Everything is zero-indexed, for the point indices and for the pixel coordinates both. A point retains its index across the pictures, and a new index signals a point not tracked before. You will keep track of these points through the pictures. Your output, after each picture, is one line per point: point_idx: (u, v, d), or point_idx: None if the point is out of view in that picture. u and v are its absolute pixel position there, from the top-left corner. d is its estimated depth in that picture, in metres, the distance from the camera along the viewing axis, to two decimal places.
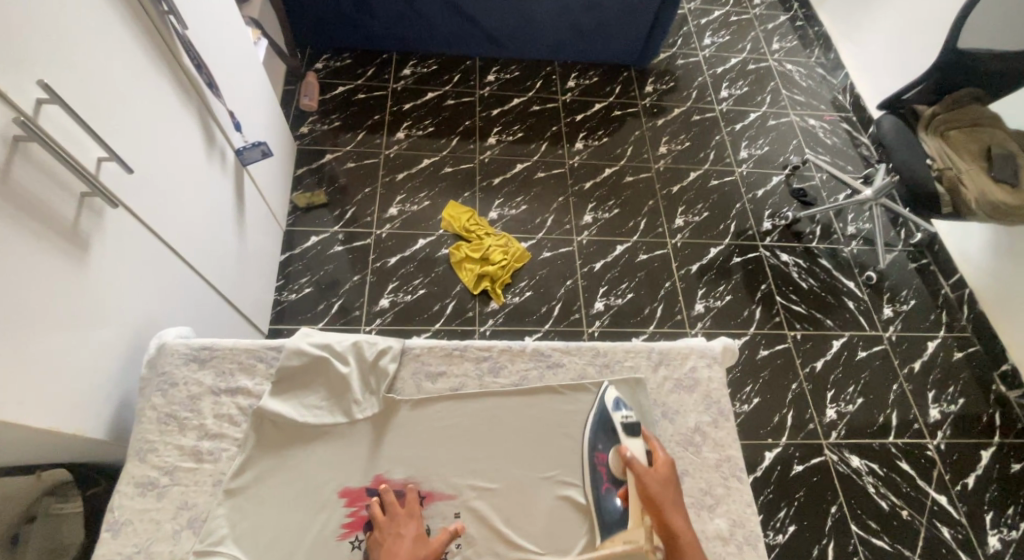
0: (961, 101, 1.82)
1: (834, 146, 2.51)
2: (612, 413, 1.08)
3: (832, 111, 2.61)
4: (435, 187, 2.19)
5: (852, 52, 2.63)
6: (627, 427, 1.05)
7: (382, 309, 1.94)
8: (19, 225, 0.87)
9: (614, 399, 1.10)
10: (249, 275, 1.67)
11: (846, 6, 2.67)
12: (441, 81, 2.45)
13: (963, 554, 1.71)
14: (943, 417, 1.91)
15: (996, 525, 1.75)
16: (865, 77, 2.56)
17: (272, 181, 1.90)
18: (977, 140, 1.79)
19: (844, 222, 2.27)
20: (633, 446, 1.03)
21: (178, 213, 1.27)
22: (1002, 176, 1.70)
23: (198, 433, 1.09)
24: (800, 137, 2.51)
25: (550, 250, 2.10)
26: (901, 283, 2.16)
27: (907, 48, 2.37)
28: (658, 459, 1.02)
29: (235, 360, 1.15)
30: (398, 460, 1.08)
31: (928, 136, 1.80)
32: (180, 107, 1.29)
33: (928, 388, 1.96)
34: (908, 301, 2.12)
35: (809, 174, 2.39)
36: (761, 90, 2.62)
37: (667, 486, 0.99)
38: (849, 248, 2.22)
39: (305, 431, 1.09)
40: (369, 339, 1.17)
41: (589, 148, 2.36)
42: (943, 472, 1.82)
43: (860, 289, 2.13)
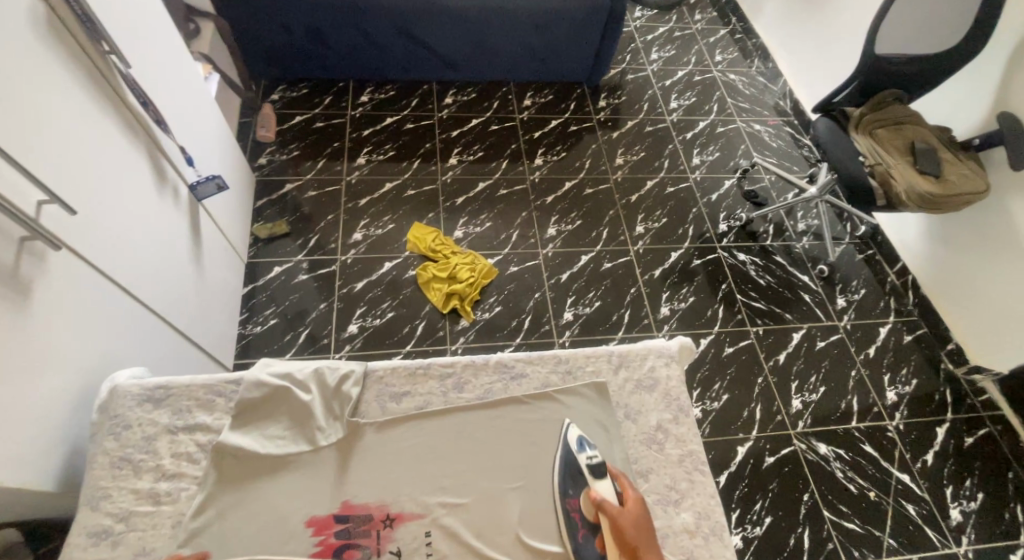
0: (884, 101, 1.91)
1: (780, 148, 2.60)
2: (576, 453, 1.10)
3: (776, 116, 2.71)
4: (398, 210, 2.20)
5: (789, 61, 2.76)
6: (594, 467, 1.08)
7: (351, 335, 1.92)
8: None
9: (577, 437, 1.12)
10: (210, 309, 1.66)
11: (779, 18, 2.79)
12: (399, 106, 2.47)
13: (929, 529, 1.75)
14: (899, 399, 1.97)
15: (956, 497, 1.80)
16: (802, 84, 2.68)
17: (230, 214, 1.89)
18: (902, 137, 1.87)
19: (794, 220, 2.34)
20: (603, 487, 1.06)
21: (128, 252, 1.25)
22: (927, 169, 1.79)
23: (154, 475, 1.07)
24: (747, 141, 2.59)
25: (517, 265, 2.12)
26: (851, 274, 2.23)
27: (832, 54, 2.48)
28: (628, 496, 1.06)
29: (192, 397, 1.14)
30: (364, 484, 1.07)
31: (858, 135, 1.88)
32: (127, 145, 1.29)
33: (884, 371, 2.03)
34: (860, 290, 2.20)
35: (758, 176, 2.48)
36: (707, 99, 2.71)
37: (640, 525, 1.03)
38: (801, 244, 2.28)
39: (268, 462, 1.08)
40: (331, 365, 1.17)
41: (548, 163, 2.40)
42: (904, 451, 1.87)
43: (814, 282, 2.20)
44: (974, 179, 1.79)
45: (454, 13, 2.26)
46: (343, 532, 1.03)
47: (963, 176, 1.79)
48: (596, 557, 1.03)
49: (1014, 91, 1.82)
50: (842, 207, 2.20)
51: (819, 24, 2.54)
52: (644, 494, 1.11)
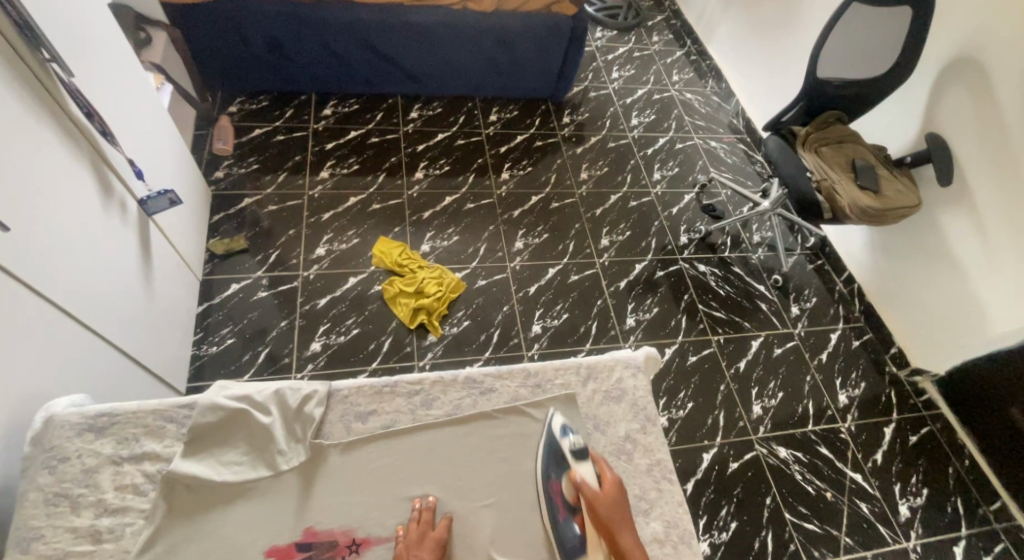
0: (827, 122, 1.98)
1: (735, 164, 2.66)
2: (560, 439, 1.08)
3: (730, 133, 2.77)
4: (363, 224, 2.15)
5: (739, 80, 2.83)
6: (576, 452, 1.05)
7: (313, 353, 1.86)
8: None
9: (561, 425, 1.10)
10: (160, 329, 1.57)
11: (729, 40, 2.87)
12: (363, 119, 2.43)
13: (882, 527, 1.78)
14: (850, 401, 2.01)
15: (902, 493, 1.84)
16: (752, 102, 2.76)
17: (183, 229, 1.81)
18: (843, 154, 1.93)
19: (749, 232, 2.38)
20: (584, 470, 1.04)
21: (68, 270, 1.17)
22: (867, 184, 1.84)
23: (95, 510, 0.99)
24: (704, 157, 2.63)
25: (484, 278, 2.09)
26: (803, 284, 2.28)
27: (781, 74, 2.56)
28: (607, 479, 1.03)
29: (139, 424, 1.07)
30: (329, 511, 1.02)
31: (805, 151, 1.93)
32: (67, 157, 1.21)
33: (836, 375, 2.07)
34: (812, 298, 2.25)
35: (716, 191, 2.52)
36: (666, 117, 2.75)
37: (617, 506, 1.01)
38: (756, 255, 2.32)
39: (222, 491, 1.01)
40: (292, 386, 1.11)
41: (514, 178, 2.39)
42: (856, 451, 1.91)
43: (770, 292, 2.24)
44: (908, 194, 1.85)
45: (417, 27, 2.24)
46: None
47: (899, 190, 1.86)
48: (576, 535, 1.02)
49: (942, 107, 1.90)
50: (794, 219, 2.25)
51: (768, 45, 2.62)
52: None
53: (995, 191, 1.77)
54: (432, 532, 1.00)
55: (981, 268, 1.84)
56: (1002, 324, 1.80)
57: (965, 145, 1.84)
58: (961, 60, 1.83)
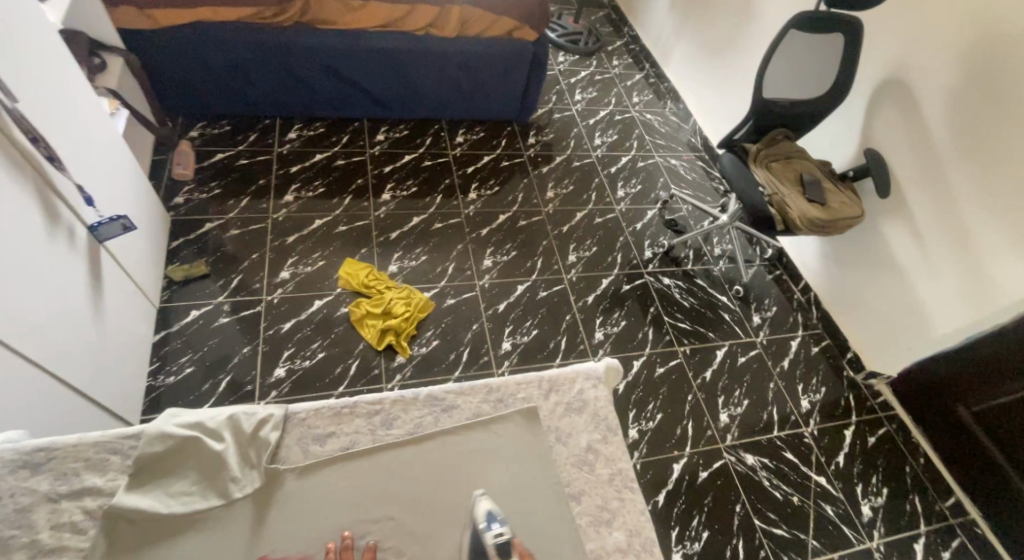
0: (774, 139, 2.04)
1: (695, 180, 2.71)
2: (486, 531, 0.96)
3: (689, 151, 2.83)
4: (329, 246, 2.13)
5: (695, 100, 2.91)
6: (500, 549, 0.93)
7: (277, 379, 1.82)
8: None
9: (487, 514, 0.98)
10: (112, 359, 1.52)
11: (684, 62, 2.95)
12: (329, 142, 2.43)
13: (848, 528, 1.79)
14: (813, 406, 2.04)
15: (865, 494, 1.86)
16: (709, 123, 2.82)
17: (139, 256, 1.77)
18: (791, 169, 1.98)
19: (711, 245, 2.42)
20: None
21: (6, 302, 1.13)
22: (814, 197, 1.90)
23: (28, 551, 0.94)
24: (665, 174, 2.68)
25: (453, 297, 2.08)
26: (764, 293, 2.32)
27: (732, 92, 2.64)
28: None
29: (79, 458, 1.01)
30: (282, 539, 0.99)
31: (757, 167, 1.98)
32: (13, 184, 1.19)
33: (798, 381, 2.09)
34: (772, 307, 2.28)
35: (677, 206, 2.56)
36: (628, 137, 2.80)
37: None
38: (718, 267, 2.36)
39: (167, 523, 0.97)
40: (247, 411, 1.08)
41: (482, 198, 2.40)
42: (820, 455, 1.93)
43: (732, 302, 2.27)
44: (854, 206, 1.91)
45: (379, 52, 2.25)
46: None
47: (844, 203, 1.91)
48: None
49: (878, 122, 1.97)
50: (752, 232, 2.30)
51: (720, 68, 2.69)
52: (577, 517, 1.08)
53: (929, 199, 1.85)
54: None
55: (922, 274, 1.90)
56: (941, 326, 1.87)
57: (900, 156, 1.92)
58: (894, 73, 1.90)
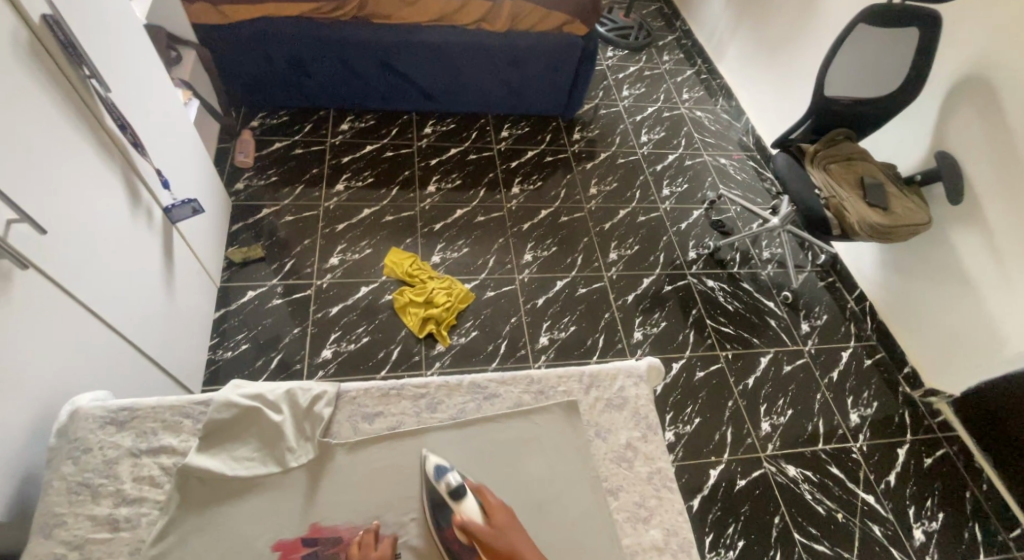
0: (835, 139, 2.02)
1: (744, 181, 2.69)
2: (439, 481, 1.02)
3: (740, 151, 2.80)
4: (376, 235, 2.21)
5: (749, 99, 2.88)
6: (452, 491, 1.00)
7: (324, 360, 1.91)
8: None
9: (436, 467, 1.04)
10: (179, 332, 1.63)
11: (739, 60, 2.93)
12: (379, 134, 2.51)
13: (895, 550, 1.77)
14: (863, 421, 2.02)
15: (918, 517, 1.84)
16: (763, 122, 2.79)
17: (205, 237, 1.88)
18: (852, 172, 1.96)
19: (759, 249, 2.41)
20: (469, 508, 0.98)
21: (93, 275, 1.23)
22: (875, 201, 1.87)
23: (114, 500, 1.04)
24: (713, 174, 2.67)
25: (493, 289, 2.14)
26: (814, 300, 2.30)
27: (790, 90, 2.60)
28: (490, 508, 0.98)
29: (157, 419, 1.12)
30: (333, 508, 1.06)
31: (814, 169, 1.97)
32: (102, 167, 1.29)
33: (848, 393, 2.07)
34: (822, 315, 2.26)
35: (725, 207, 2.55)
36: (676, 134, 2.79)
37: (509, 530, 0.96)
38: (766, 272, 2.35)
39: (232, 485, 1.06)
40: (303, 387, 1.17)
41: (525, 192, 2.44)
42: (869, 472, 1.91)
43: (780, 308, 2.25)
44: (918, 211, 1.87)
45: (432, 47, 2.32)
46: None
47: (907, 208, 1.87)
48: None
49: (955, 127, 1.92)
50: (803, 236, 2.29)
51: (777, 66, 2.67)
52: (614, 512, 1.11)
53: (1010, 211, 1.78)
54: (374, 550, 0.99)
55: (996, 289, 1.84)
56: (1013, 345, 1.81)
57: (980, 165, 1.86)
58: (979, 75, 1.84)
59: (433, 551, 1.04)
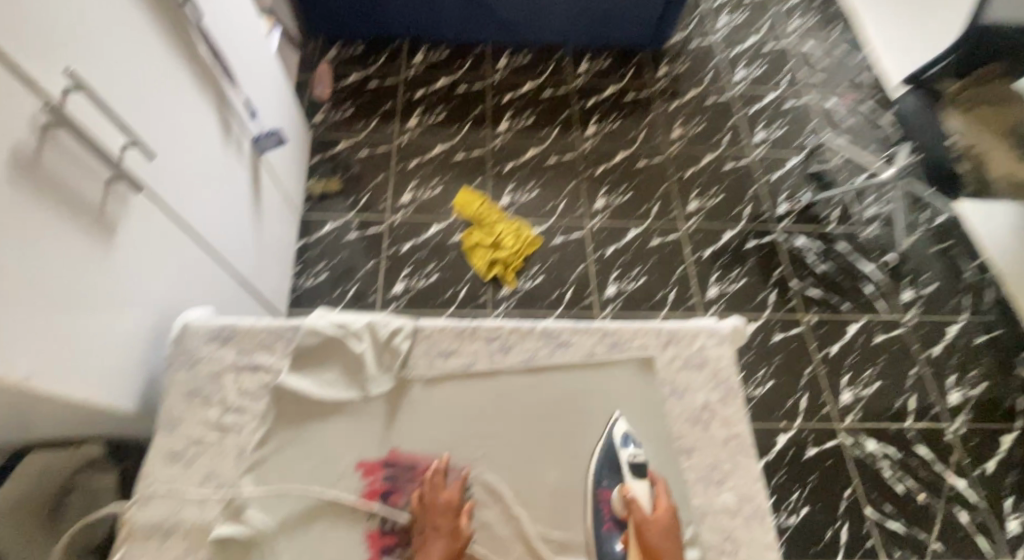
0: (988, 76, 1.69)
1: (854, 128, 2.44)
2: (621, 448, 1.07)
3: (851, 92, 2.52)
4: (446, 173, 2.21)
5: (876, 28, 2.60)
6: (633, 466, 1.04)
7: (396, 294, 1.97)
8: (55, 211, 0.89)
9: (624, 433, 1.09)
10: (267, 260, 1.71)
11: None
12: (452, 67, 2.44)
13: (980, 537, 1.72)
14: (963, 402, 1.90)
15: (1015, 508, 1.76)
16: (889, 55, 2.53)
17: (288, 168, 1.93)
18: (1001, 119, 1.68)
19: (863, 205, 2.22)
20: (638, 489, 1.02)
21: (193, 200, 1.28)
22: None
23: (221, 407, 1.13)
24: (818, 119, 2.45)
25: (562, 235, 2.11)
26: (923, 267, 2.12)
27: (931, 24, 2.33)
28: (662, 504, 1.01)
29: (255, 339, 1.18)
30: (410, 437, 1.11)
31: (951, 115, 1.70)
32: (199, 96, 1.32)
33: (949, 372, 1.95)
34: (929, 284, 2.09)
35: (827, 156, 2.35)
36: (777, 71, 2.56)
37: (670, 536, 0.98)
38: (866, 232, 2.18)
39: (321, 406, 1.13)
40: (383, 320, 1.20)
41: (601, 133, 2.35)
42: (962, 457, 1.82)
43: (878, 273, 2.11)
44: None
45: None
46: (383, 518, 1.05)
47: None
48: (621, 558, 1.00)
49: None
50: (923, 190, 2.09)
51: None
52: (685, 472, 1.10)
53: None
54: (442, 493, 1.03)
55: None
56: None
57: None
58: None
59: (502, 488, 1.08)
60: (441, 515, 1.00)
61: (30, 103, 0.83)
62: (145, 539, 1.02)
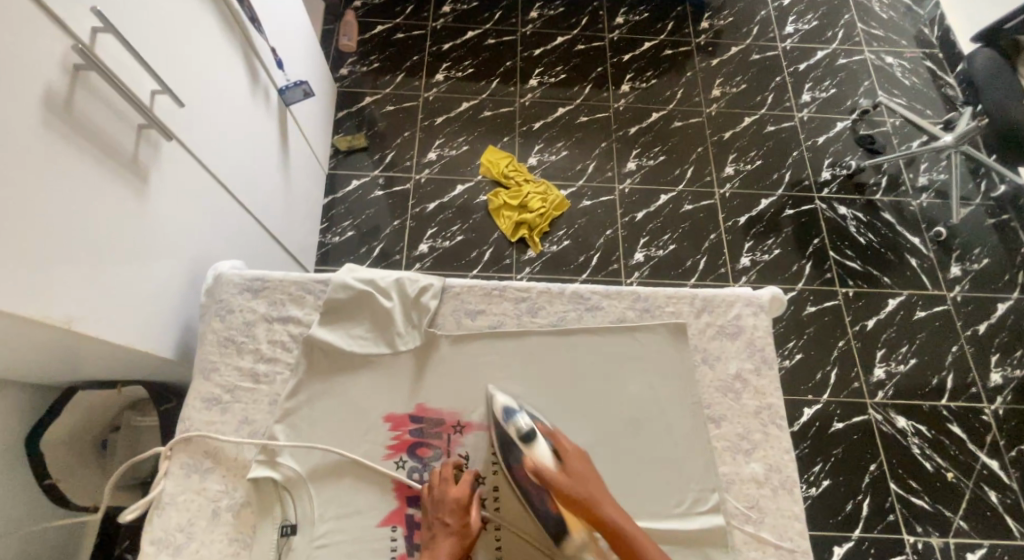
0: None
1: (913, 88, 2.33)
2: (508, 422, 1.05)
3: (915, 48, 2.40)
4: (472, 133, 2.17)
5: None
6: (523, 434, 1.02)
7: (422, 254, 1.96)
8: (89, 156, 0.88)
9: (506, 406, 1.06)
10: (295, 214, 1.71)
11: None
12: (481, 18, 2.36)
13: (1008, 517, 1.70)
14: (1004, 383, 1.86)
15: None
16: (957, 9, 2.34)
17: (315, 122, 1.91)
18: None
19: (915, 173, 2.14)
20: (541, 451, 1.00)
21: (223, 150, 1.27)
22: None
23: (254, 356, 1.14)
24: (872, 77, 2.34)
25: (590, 198, 2.07)
26: (974, 241, 2.04)
27: None
28: (564, 455, 1.00)
29: (284, 292, 1.19)
30: (438, 393, 1.12)
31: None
32: (227, 44, 1.29)
33: (992, 350, 1.90)
34: (982, 259, 2.02)
35: (880, 119, 2.25)
36: (832, 24, 2.43)
37: (586, 478, 0.98)
38: (917, 202, 2.10)
39: (352, 359, 1.13)
40: (411, 278, 1.20)
41: (636, 91, 2.27)
42: (998, 437, 1.79)
43: (926, 246, 2.04)
44: None
45: None
46: (410, 469, 1.07)
47: None
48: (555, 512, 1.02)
49: None
50: (979, 157, 1.98)
51: None
52: (713, 440, 1.10)
53: None
54: (451, 490, 1.01)
55: None
56: None
57: None
58: None
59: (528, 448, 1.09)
60: (450, 511, 0.99)
61: (57, 42, 0.82)
62: (185, 479, 1.05)
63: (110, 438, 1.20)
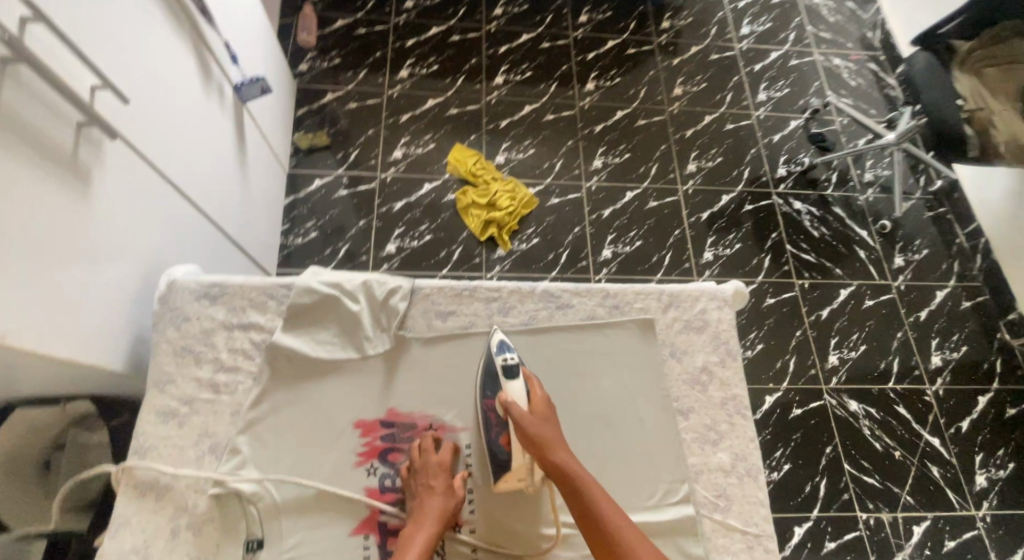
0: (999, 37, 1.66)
1: (860, 87, 2.41)
2: (496, 356, 1.09)
3: (860, 50, 2.48)
4: (440, 129, 2.16)
5: None
6: (507, 369, 1.06)
7: (389, 254, 1.94)
8: (19, 153, 0.85)
9: (498, 342, 1.11)
10: (254, 212, 1.68)
11: None
12: (446, 14, 2.35)
13: (949, 491, 1.78)
14: (944, 364, 1.95)
15: (985, 465, 1.82)
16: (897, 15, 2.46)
17: (273, 118, 1.87)
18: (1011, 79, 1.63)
19: (861, 169, 2.21)
20: (514, 390, 1.04)
21: (174, 146, 1.24)
22: None
23: (213, 365, 1.12)
24: (822, 80, 2.41)
25: (557, 196, 2.08)
26: (915, 233, 2.13)
27: None
28: (536, 396, 1.03)
29: (247, 297, 1.16)
30: (409, 395, 1.11)
31: (961, 74, 1.66)
32: (175, 36, 1.25)
33: (933, 335, 1.98)
34: (922, 250, 2.10)
35: (829, 118, 2.33)
36: (784, 27, 2.49)
37: (546, 422, 1.00)
38: (864, 196, 2.17)
39: (317, 365, 1.12)
40: (378, 279, 1.18)
41: (600, 89, 2.29)
42: (938, 416, 1.87)
43: (873, 239, 2.11)
44: None
45: None
46: (382, 475, 1.06)
47: None
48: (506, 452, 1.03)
49: None
50: (921, 155, 2.07)
51: None
52: (682, 432, 1.12)
53: None
54: (433, 456, 1.04)
55: None
56: None
57: None
58: None
59: None
60: (434, 475, 1.02)
61: None
62: (141, 496, 1.02)
63: (52, 459, 1.14)
